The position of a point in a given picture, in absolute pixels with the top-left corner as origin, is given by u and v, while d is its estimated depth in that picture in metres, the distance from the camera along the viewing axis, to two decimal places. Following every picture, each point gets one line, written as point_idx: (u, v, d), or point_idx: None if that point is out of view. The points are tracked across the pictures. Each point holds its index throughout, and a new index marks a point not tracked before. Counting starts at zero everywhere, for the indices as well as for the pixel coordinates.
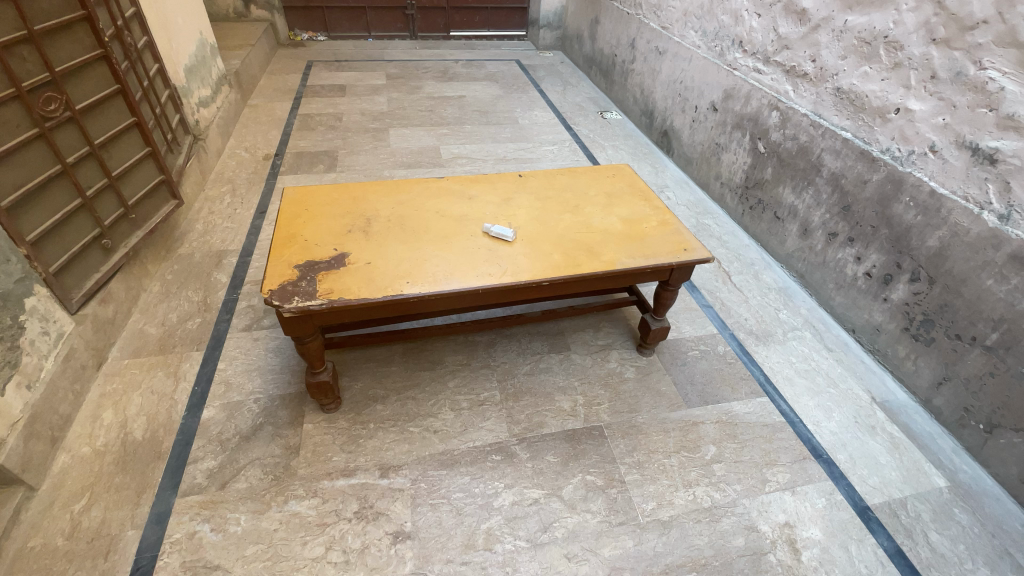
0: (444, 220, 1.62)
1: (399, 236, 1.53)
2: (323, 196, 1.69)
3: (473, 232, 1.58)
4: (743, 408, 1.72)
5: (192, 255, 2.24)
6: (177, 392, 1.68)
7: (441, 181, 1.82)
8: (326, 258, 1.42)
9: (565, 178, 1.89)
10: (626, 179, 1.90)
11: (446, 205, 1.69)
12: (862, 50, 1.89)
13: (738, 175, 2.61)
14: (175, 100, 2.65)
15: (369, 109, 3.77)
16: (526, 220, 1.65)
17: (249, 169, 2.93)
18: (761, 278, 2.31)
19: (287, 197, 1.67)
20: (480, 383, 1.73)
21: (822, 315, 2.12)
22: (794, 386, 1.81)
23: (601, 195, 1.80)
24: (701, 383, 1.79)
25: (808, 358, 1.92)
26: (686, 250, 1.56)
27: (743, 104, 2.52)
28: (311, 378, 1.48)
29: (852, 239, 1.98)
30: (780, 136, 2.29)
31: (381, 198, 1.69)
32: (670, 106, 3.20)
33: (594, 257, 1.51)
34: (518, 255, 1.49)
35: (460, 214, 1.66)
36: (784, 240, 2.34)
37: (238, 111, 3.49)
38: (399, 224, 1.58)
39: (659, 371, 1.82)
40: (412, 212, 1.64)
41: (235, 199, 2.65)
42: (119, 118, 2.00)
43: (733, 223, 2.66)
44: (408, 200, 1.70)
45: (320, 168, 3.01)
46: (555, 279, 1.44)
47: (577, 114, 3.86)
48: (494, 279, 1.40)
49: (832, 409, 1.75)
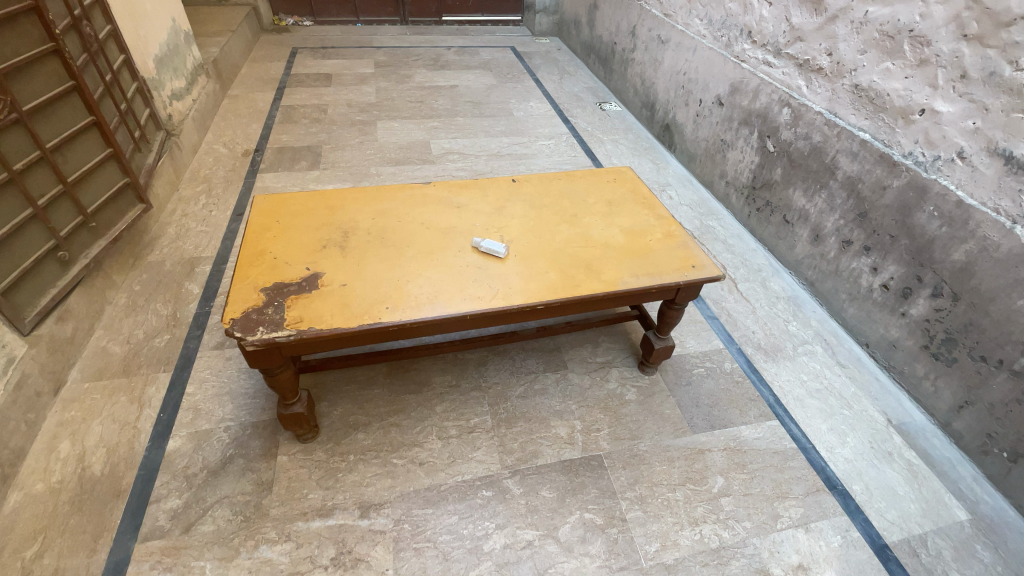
0: (429, 234, 1.48)
1: (379, 252, 1.39)
2: (297, 205, 1.54)
3: (462, 247, 1.44)
4: (751, 433, 1.61)
5: (163, 263, 2.09)
6: (141, 420, 1.55)
7: (426, 187, 1.67)
8: (297, 280, 1.28)
9: (562, 183, 1.74)
10: (628, 184, 1.76)
11: (431, 215, 1.55)
12: (883, 45, 1.75)
13: (745, 174, 2.47)
14: (144, 93, 2.47)
15: (356, 100, 3.58)
16: (520, 233, 1.51)
17: (227, 167, 2.76)
18: (768, 286, 2.18)
19: (258, 206, 1.52)
20: (469, 408, 1.60)
21: (833, 327, 2.01)
22: (805, 408, 1.70)
23: (601, 203, 1.66)
24: (707, 405, 1.67)
25: (819, 375, 1.81)
26: (694, 267, 1.43)
27: (751, 100, 2.37)
28: (284, 410, 1.35)
29: (868, 248, 1.85)
30: (791, 135, 2.15)
31: (360, 207, 1.55)
32: (672, 98, 3.05)
33: (593, 277, 1.37)
34: (509, 274, 1.36)
35: (447, 226, 1.52)
36: (793, 246, 2.21)
37: (217, 103, 3.31)
38: (380, 238, 1.44)
39: (662, 393, 1.70)
40: (395, 223, 1.50)
41: (211, 199, 2.50)
42: (76, 117, 1.83)
43: (739, 225, 2.53)
44: (389, 210, 1.55)
45: (303, 165, 2.84)
46: (551, 303, 1.30)
47: (574, 106, 3.69)
48: (484, 303, 1.27)
49: (847, 433, 1.64)
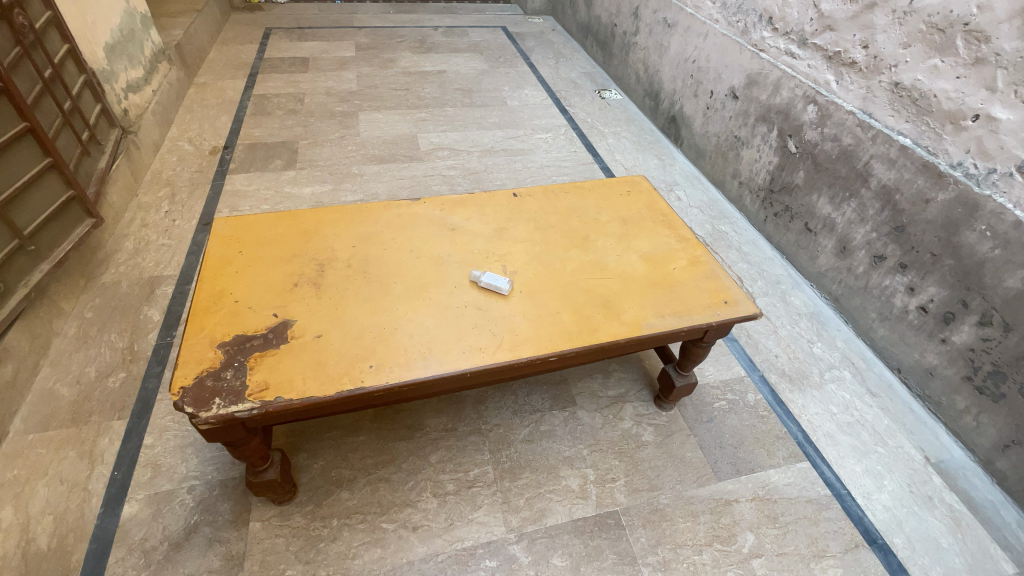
0: (419, 264, 1.27)
1: (361, 291, 1.18)
2: (264, 230, 1.32)
3: (458, 281, 1.23)
4: (781, 478, 1.46)
5: (118, 285, 1.86)
6: (92, 480, 1.35)
7: (415, 204, 1.46)
8: (263, 330, 1.07)
9: (569, 198, 1.54)
10: (644, 198, 1.56)
11: (421, 240, 1.34)
12: (931, 39, 1.56)
13: (761, 175, 2.28)
14: (94, 87, 2.20)
15: (336, 88, 3.29)
16: (524, 262, 1.31)
17: (192, 167, 2.50)
18: (789, 301, 2.02)
19: (217, 233, 1.30)
20: (468, 456, 1.42)
21: (861, 349, 1.85)
22: (837, 446, 1.56)
23: (615, 223, 1.46)
24: (732, 446, 1.51)
25: (850, 407, 1.66)
26: (726, 302, 1.24)
27: (770, 94, 2.16)
28: (253, 478, 1.16)
29: (905, 265, 1.69)
30: (816, 136, 1.96)
31: (338, 231, 1.34)
32: (679, 88, 2.82)
33: (613, 318, 1.18)
34: (514, 316, 1.16)
35: (440, 253, 1.31)
36: (815, 256, 2.04)
37: (182, 93, 3.01)
38: (363, 271, 1.23)
39: (682, 432, 1.53)
40: (379, 251, 1.29)
41: (173, 206, 2.24)
42: (5, 124, 1.57)
43: (754, 229, 2.34)
44: (371, 234, 1.34)
45: (278, 164, 2.57)
46: (566, 353, 1.11)
47: (572, 94, 3.44)
48: (488, 357, 1.07)
49: (883, 476, 1.50)
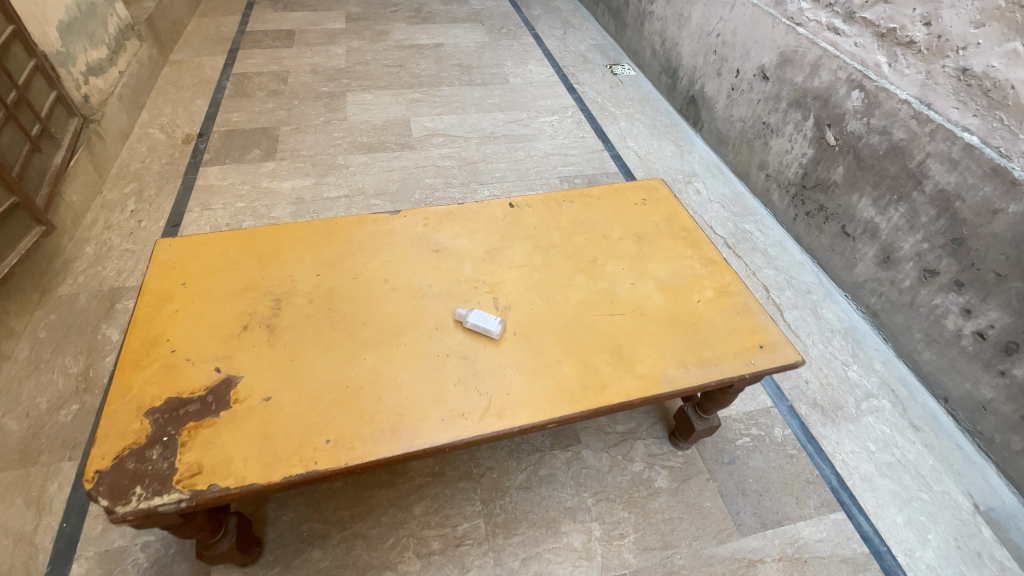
0: (395, 299, 1.07)
1: (323, 335, 0.99)
2: (215, 255, 1.13)
3: (440, 321, 1.03)
4: (813, 533, 1.28)
5: (76, 298, 1.68)
6: (38, 533, 1.21)
7: (394, 219, 1.25)
8: (201, 392, 0.89)
9: (574, 208, 1.31)
10: (661, 209, 1.34)
11: (399, 266, 1.14)
12: (1012, 17, 1.31)
13: (792, 169, 2.03)
14: (46, 72, 1.95)
15: (323, 65, 3.02)
16: (519, 293, 1.10)
17: (163, 159, 2.28)
18: (820, 315, 1.82)
19: (160, 260, 1.11)
20: (457, 506, 1.26)
21: (902, 373, 1.65)
22: (875, 492, 1.38)
23: (628, 241, 1.24)
24: (756, 493, 1.34)
25: (889, 444, 1.48)
26: (761, 348, 1.04)
27: (807, 75, 1.89)
28: (204, 550, 1.01)
29: (961, 284, 1.47)
30: (860, 127, 1.71)
31: (301, 256, 1.14)
32: (700, 65, 2.53)
33: (625, 370, 0.97)
34: (505, 368, 0.96)
35: (420, 282, 1.11)
36: (853, 264, 1.82)
37: (155, 72, 2.76)
38: (327, 308, 1.04)
39: (700, 477, 1.36)
40: (348, 281, 1.09)
41: (141, 205, 2.05)
42: None
43: (781, 229, 2.11)
44: (340, 260, 1.14)
45: (256, 154, 2.35)
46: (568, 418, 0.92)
47: (581, 69, 3.14)
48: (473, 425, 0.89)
49: (927, 528, 1.32)
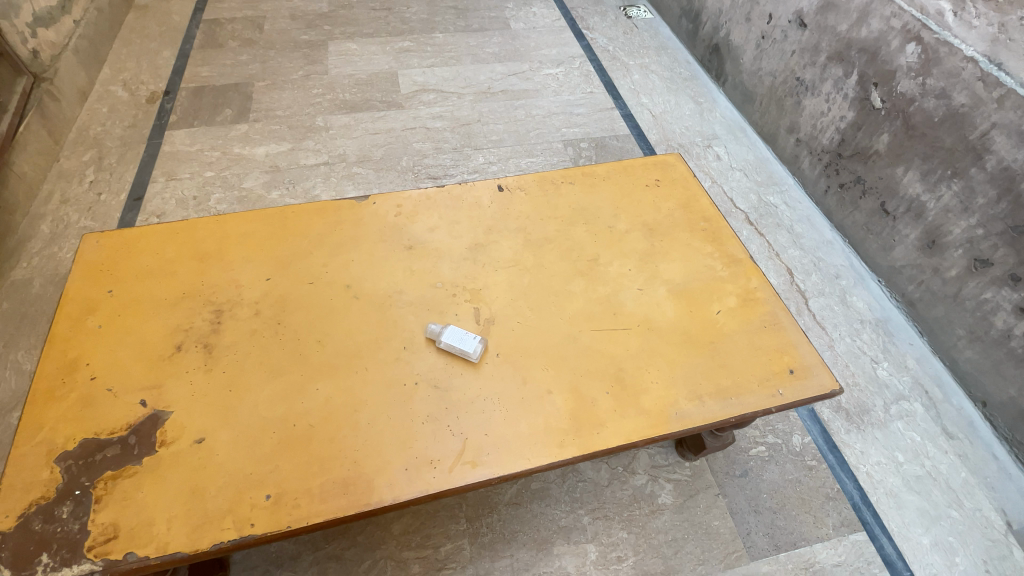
0: (356, 310, 0.90)
1: (270, 358, 0.84)
2: (151, 255, 0.97)
3: (409, 338, 0.86)
4: (830, 556, 1.17)
5: (30, 284, 1.55)
6: None
7: (361, 204, 1.05)
8: (123, 432, 0.76)
9: (575, 192, 1.11)
10: (678, 192, 1.14)
11: (364, 267, 0.96)
12: None
13: (827, 134, 1.78)
14: None
15: (302, 9, 2.70)
16: (505, 301, 0.92)
17: (125, 121, 2.07)
18: (849, 303, 1.63)
19: (88, 262, 0.96)
20: (440, 525, 1.15)
21: (937, 371, 1.49)
22: (901, 509, 1.25)
23: (637, 233, 1.05)
24: (770, 511, 1.22)
25: (919, 454, 1.33)
26: (790, 373, 0.88)
27: (853, 24, 1.62)
28: None
29: (1017, 277, 1.29)
30: (914, 89, 1.46)
31: (250, 255, 0.97)
32: (726, 7, 2.20)
33: (628, 402, 0.82)
34: (483, 400, 0.80)
35: (388, 288, 0.93)
36: (890, 247, 1.62)
37: (116, 19, 2.47)
38: (276, 323, 0.88)
39: (709, 492, 1.23)
40: (303, 288, 0.93)
41: (101, 175, 1.87)
42: None
43: (810, 202, 1.88)
44: (294, 260, 0.97)
45: (227, 115, 2.12)
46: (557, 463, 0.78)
47: (591, 12, 2.78)
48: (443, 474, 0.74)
49: (955, 549, 1.20)
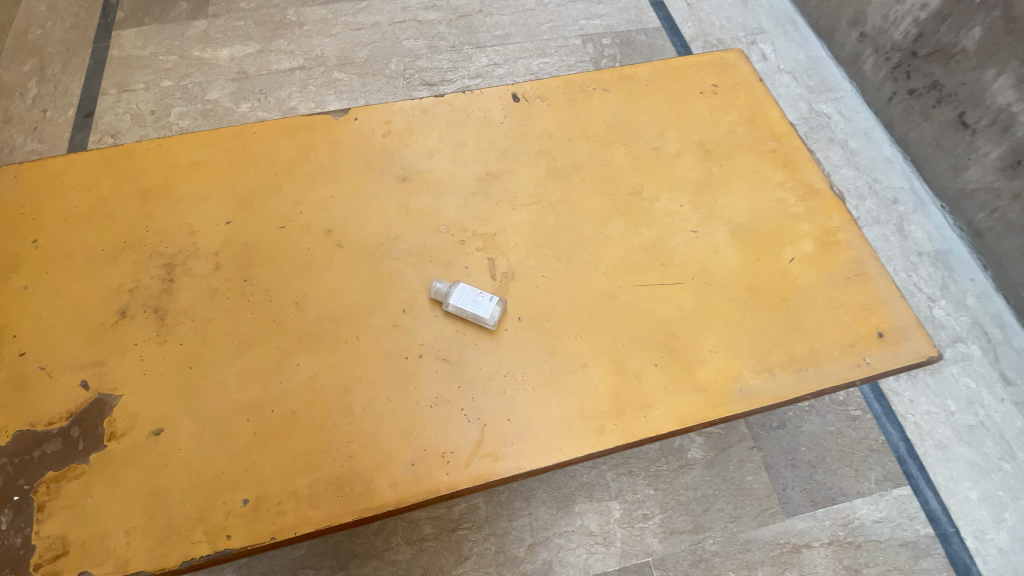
0: (341, 262, 0.72)
1: (236, 326, 0.67)
2: (82, 193, 0.78)
3: (409, 299, 0.69)
4: (870, 512, 1.10)
5: None
6: None
7: (340, 122, 0.83)
8: (63, 422, 0.62)
9: (611, 103, 0.88)
10: (741, 103, 0.90)
11: (348, 205, 0.76)
12: None
13: (901, 27, 1.46)
14: None
15: None
16: (527, 250, 0.74)
17: (64, 20, 1.73)
18: (907, 232, 1.43)
19: (6, 202, 0.77)
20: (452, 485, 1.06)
21: (1000, 310, 1.32)
22: (949, 463, 1.16)
23: (690, 157, 0.84)
24: (809, 465, 1.13)
25: (973, 403, 1.22)
26: (878, 337, 0.72)
27: None
28: None
29: None
30: None
31: (205, 193, 0.78)
32: None
33: (681, 377, 0.66)
34: (503, 377, 0.65)
35: (379, 233, 0.74)
36: (962, 167, 1.38)
37: None
38: (242, 281, 0.70)
39: (744, 446, 1.13)
40: (273, 234, 0.74)
41: (44, 87, 1.60)
42: None
43: (869, 110, 1.60)
44: (259, 198, 0.77)
45: (181, 9, 1.77)
46: (597, 455, 0.63)
47: None
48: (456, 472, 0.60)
49: (1007, 506, 1.12)
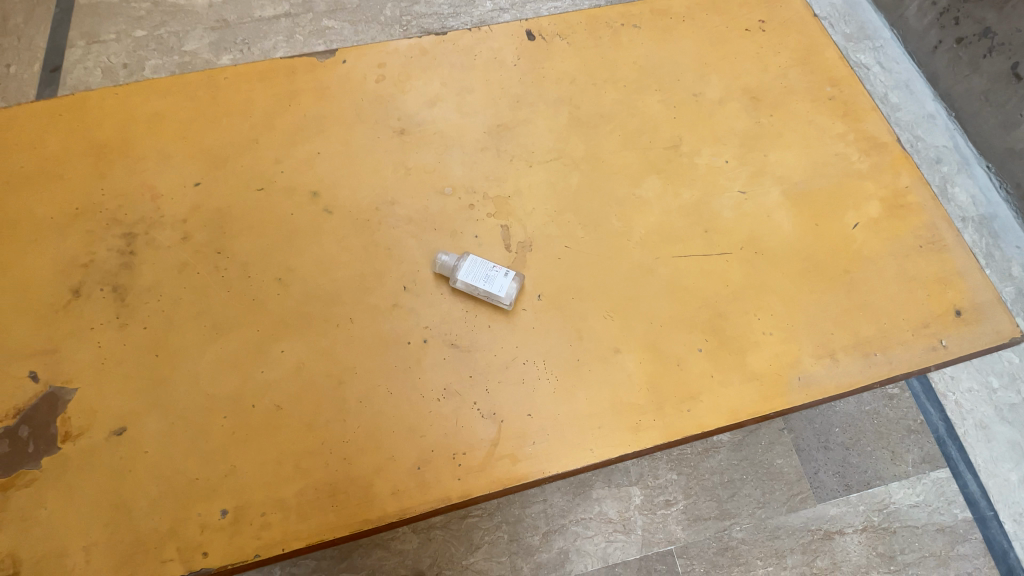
0: (330, 230, 0.61)
1: (208, 306, 0.57)
2: (26, 151, 0.66)
3: (411, 274, 0.59)
4: (907, 496, 1.02)
5: None
6: None
7: (326, 64, 0.70)
8: (11, 420, 0.53)
9: (643, 41, 0.75)
10: (794, 42, 0.77)
11: (336, 163, 0.65)
12: None
13: None
14: None
15: None
16: (547, 215, 0.63)
17: None
18: None
19: None
20: None
21: None
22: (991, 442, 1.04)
23: (735, 105, 0.72)
24: (842, 447, 1.05)
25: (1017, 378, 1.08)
26: (955, 315, 0.62)
27: None
28: None
29: None
30: None
31: (170, 150, 0.66)
32: None
33: (730, 364, 0.56)
34: (522, 365, 0.55)
35: (374, 196, 0.63)
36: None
37: None
38: (214, 254, 0.60)
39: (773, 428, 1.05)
40: (249, 198, 0.63)
41: None
42: None
43: (901, 48, 0.98)
44: (233, 155, 0.65)
45: None
46: (630, 455, 0.54)
47: None
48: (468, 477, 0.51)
49: None
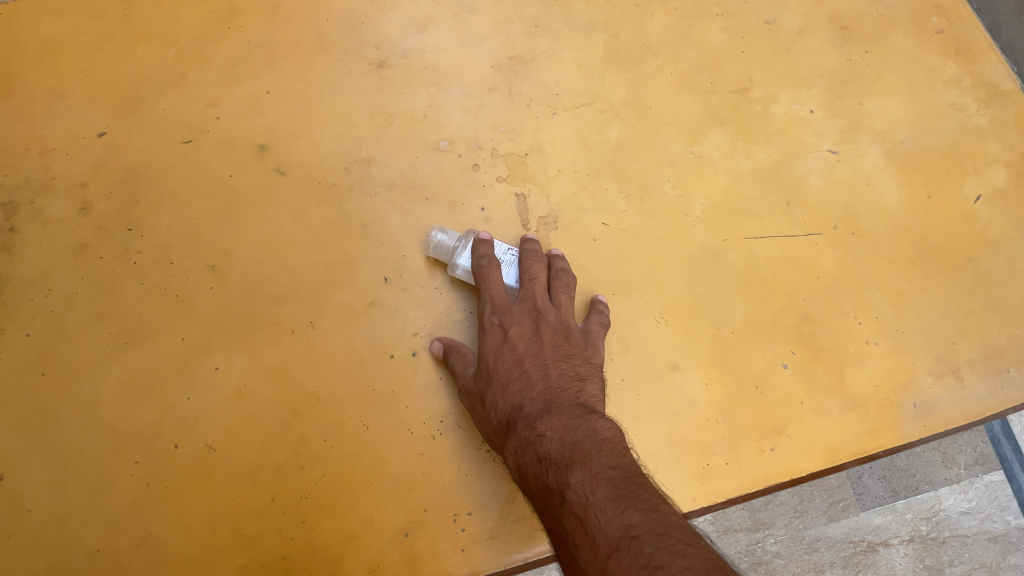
0: (283, 201, 0.45)
1: (114, 306, 0.41)
2: None
3: (394, 261, 0.43)
4: None
5: None
6: None
7: None
8: None
9: None
10: None
11: (292, 107, 0.47)
12: None
13: None
14: None
15: None
16: (577, 181, 0.47)
17: None
18: None
19: None
20: None
21: None
22: None
23: (822, 35, 0.54)
24: None
25: None
26: None
27: None
28: None
29: None
30: None
31: (62, 84, 0.48)
32: None
33: (824, 385, 0.43)
34: None
35: (344, 153, 0.46)
36: None
37: None
38: (123, 231, 0.44)
39: None
40: (173, 154, 0.46)
41: None
42: None
43: None
44: (152, 96, 0.48)
45: None
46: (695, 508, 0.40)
47: None
48: (476, 545, 0.38)
49: None
